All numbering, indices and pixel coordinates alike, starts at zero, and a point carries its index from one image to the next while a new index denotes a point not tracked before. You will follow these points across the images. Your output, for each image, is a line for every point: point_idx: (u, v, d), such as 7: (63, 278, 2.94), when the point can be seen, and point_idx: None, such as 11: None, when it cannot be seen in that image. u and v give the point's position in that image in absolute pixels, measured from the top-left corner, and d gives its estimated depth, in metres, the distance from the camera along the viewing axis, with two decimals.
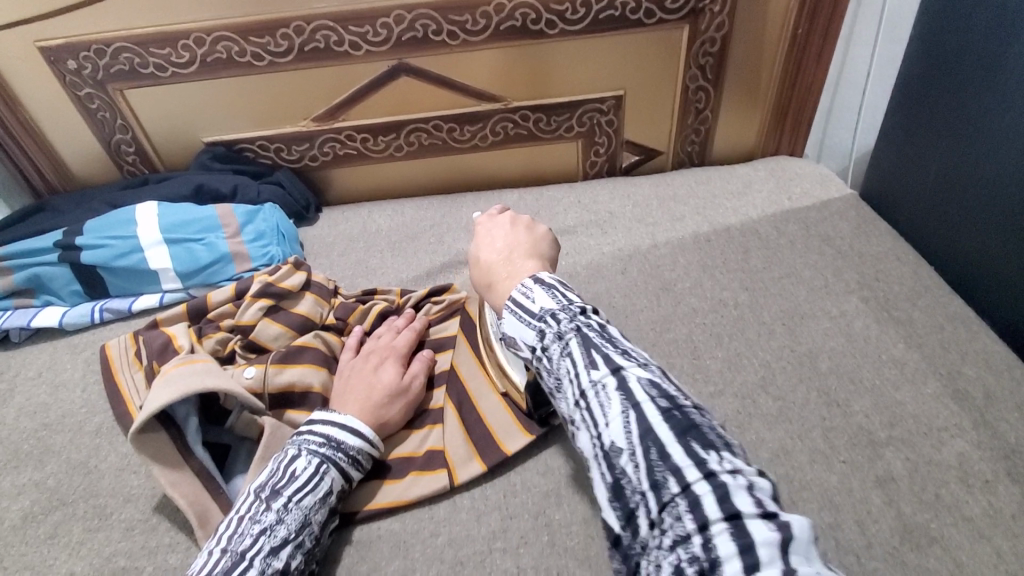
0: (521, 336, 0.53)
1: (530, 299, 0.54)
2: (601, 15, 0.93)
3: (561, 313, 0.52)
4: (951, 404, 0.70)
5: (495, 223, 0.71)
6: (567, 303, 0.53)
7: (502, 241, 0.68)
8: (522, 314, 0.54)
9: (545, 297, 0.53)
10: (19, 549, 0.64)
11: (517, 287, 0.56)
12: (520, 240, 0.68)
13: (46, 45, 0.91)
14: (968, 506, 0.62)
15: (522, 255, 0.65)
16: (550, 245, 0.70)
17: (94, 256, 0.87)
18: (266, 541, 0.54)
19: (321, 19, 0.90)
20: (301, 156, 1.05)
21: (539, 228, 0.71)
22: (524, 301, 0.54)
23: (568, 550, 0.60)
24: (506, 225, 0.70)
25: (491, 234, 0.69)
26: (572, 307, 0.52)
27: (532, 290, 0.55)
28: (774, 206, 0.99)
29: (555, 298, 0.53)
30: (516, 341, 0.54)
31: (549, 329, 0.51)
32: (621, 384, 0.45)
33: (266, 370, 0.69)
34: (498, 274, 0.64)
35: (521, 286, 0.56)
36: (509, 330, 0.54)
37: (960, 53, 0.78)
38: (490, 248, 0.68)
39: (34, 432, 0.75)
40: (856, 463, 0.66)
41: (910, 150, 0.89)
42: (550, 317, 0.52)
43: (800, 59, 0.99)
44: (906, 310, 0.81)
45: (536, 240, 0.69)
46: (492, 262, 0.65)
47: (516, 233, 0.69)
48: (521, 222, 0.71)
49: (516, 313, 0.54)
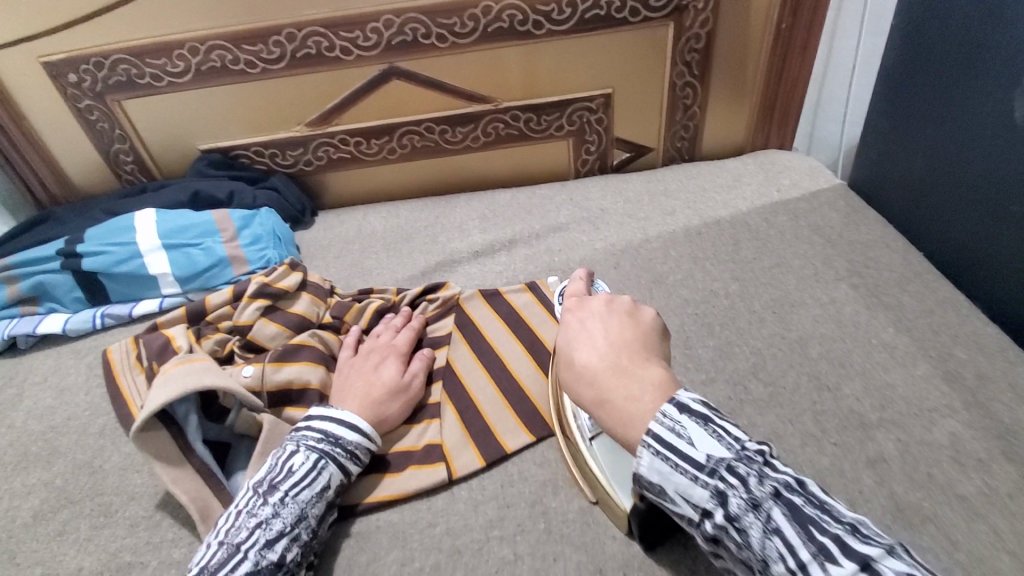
0: (687, 494, 0.47)
1: (687, 441, 0.47)
2: (587, 15, 0.95)
3: (739, 466, 0.45)
4: (941, 385, 0.71)
5: (589, 314, 0.60)
6: (739, 447, 0.47)
7: (606, 338, 0.57)
8: (684, 464, 0.47)
9: (705, 438, 0.47)
10: (29, 547, 0.65)
11: (657, 421, 0.49)
12: (629, 336, 0.57)
13: (46, 59, 0.93)
14: (961, 485, 0.63)
15: (640, 362, 0.54)
16: (660, 337, 0.59)
17: (94, 263, 0.88)
18: (262, 534, 0.55)
19: (313, 25, 0.92)
20: (296, 161, 1.07)
21: (643, 314, 0.60)
22: (677, 443, 0.47)
23: (564, 537, 0.61)
24: (605, 313, 0.59)
25: (587, 329, 0.59)
26: (749, 455, 0.46)
27: (682, 424, 0.48)
28: (764, 198, 1.00)
29: (723, 444, 0.47)
30: (675, 499, 0.47)
31: (735, 493, 0.45)
32: None
33: (264, 369, 0.70)
34: (617, 394, 0.52)
35: (661, 417, 0.49)
36: (665, 482, 0.47)
37: (940, 42, 0.80)
38: (593, 350, 0.56)
39: (40, 435, 0.77)
40: (849, 445, 0.67)
41: (896, 140, 0.90)
42: (726, 472, 0.45)
43: (786, 53, 1.01)
44: (895, 296, 0.82)
45: (646, 334, 0.58)
46: (602, 365, 0.54)
47: (620, 326, 0.58)
48: (621, 307, 0.60)
49: (671, 459, 0.47)
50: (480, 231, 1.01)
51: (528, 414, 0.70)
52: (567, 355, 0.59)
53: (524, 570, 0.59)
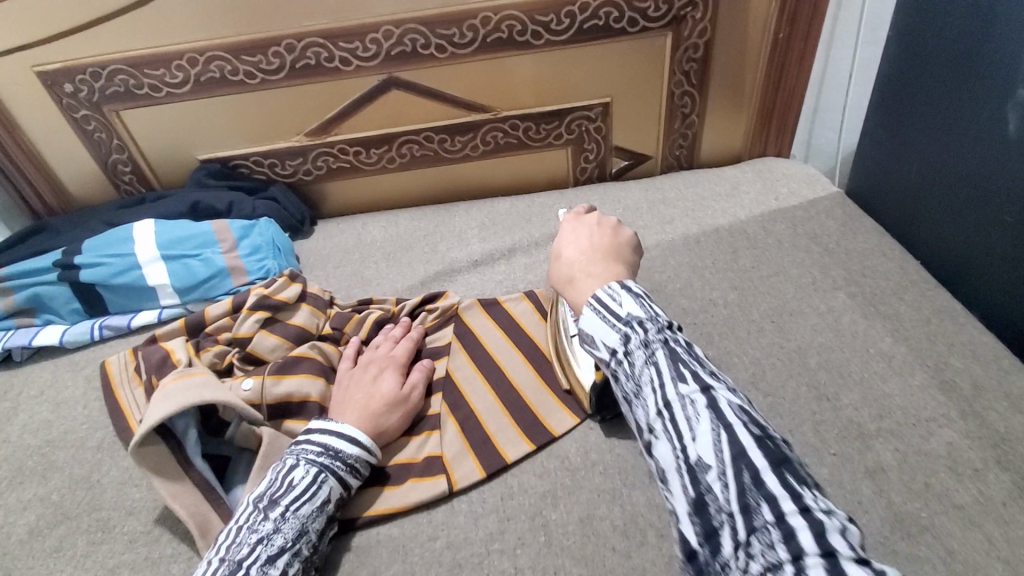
0: (603, 337, 0.57)
1: (617, 302, 0.57)
2: (585, 26, 0.95)
3: (649, 322, 0.55)
4: (938, 395, 0.71)
5: (582, 223, 0.72)
6: (655, 313, 0.56)
7: (588, 240, 0.69)
8: (608, 315, 0.57)
9: (631, 303, 0.57)
10: (26, 562, 0.65)
11: (603, 290, 0.59)
12: (605, 242, 0.69)
13: (43, 69, 0.93)
14: (958, 495, 0.63)
15: (606, 259, 0.66)
16: (634, 250, 0.71)
17: (92, 275, 0.88)
18: (263, 550, 0.55)
19: (312, 36, 0.92)
20: (295, 170, 1.07)
21: (625, 231, 0.71)
22: (610, 304, 0.58)
23: (564, 549, 0.61)
24: (594, 225, 0.72)
25: (575, 233, 0.71)
26: (659, 318, 0.55)
27: (621, 295, 0.58)
28: (761, 206, 1.01)
29: (642, 307, 0.56)
30: (597, 343, 0.58)
31: (637, 337, 0.55)
32: (711, 404, 0.48)
33: (264, 381, 0.70)
34: (581, 275, 0.65)
35: (606, 288, 0.59)
36: (593, 331, 0.58)
37: (935, 53, 0.80)
38: (574, 248, 0.69)
39: (37, 449, 0.76)
40: (847, 455, 0.67)
41: (892, 149, 0.91)
42: (637, 325, 0.55)
43: (783, 62, 1.01)
44: (894, 305, 0.82)
45: (620, 243, 0.70)
46: (577, 257, 0.67)
47: (601, 234, 0.70)
48: (608, 224, 0.72)
49: (601, 313, 0.58)
50: (479, 240, 1.01)
51: (529, 426, 0.70)
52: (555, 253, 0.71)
53: None
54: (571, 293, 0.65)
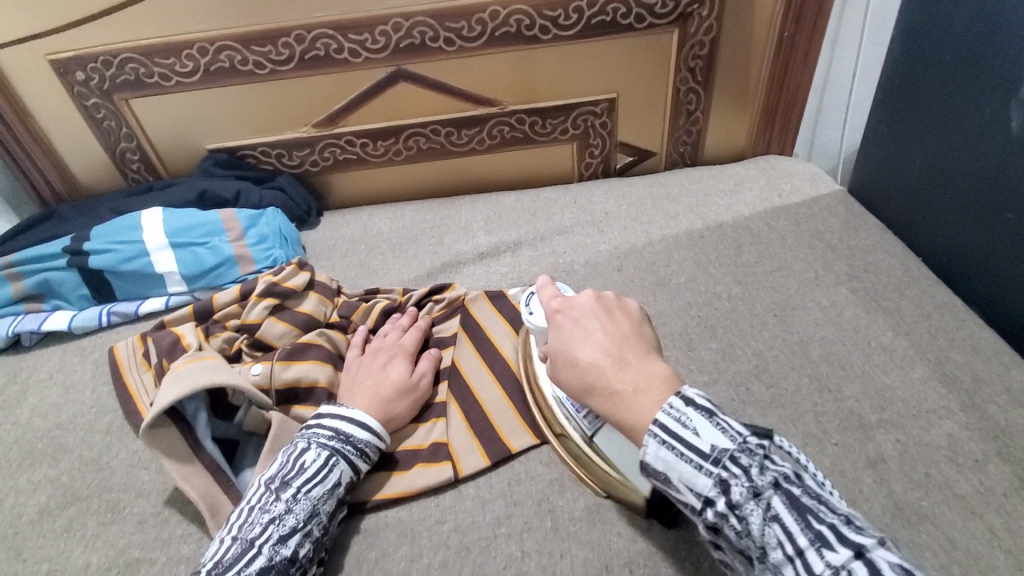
0: (691, 481, 0.48)
1: (692, 431, 0.49)
2: (593, 21, 0.96)
3: (741, 456, 0.48)
4: (938, 388, 0.73)
5: (580, 311, 0.60)
6: (740, 437, 0.49)
7: (605, 333, 0.57)
8: (687, 449, 0.49)
9: (711, 429, 0.49)
10: (36, 543, 0.65)
11: (664, 409, 0.50)
12: (623, 331, 0.58)
13: (55, 57, 0.94)
14: (958, 484, 0.64)
15: (638, 355, 0.56)
16: (647, 326, 0.61)
17: (100, 261, 0.89)
18: (275, 530, 0.56)
19: (322, 28, 0.93)
20: (302, 161, 1.08)
21: (631, 306, 0.61)
22: (685, 434, 0.49)
23: (571, 534, 0.62)
24: (596, 310, 0.60)
25: (583, 325, 0.59)
26: (751, 445, 0.48)
27: (689, 416, 0.50)
28: (765, 203, 1.02)
29: (726, 435, 0.49)
30: (681, 489, 0.49)
31: (738, 483, 0.47)
32: (870, 568, 0.41)
33: (273, 367, 0.71)
34: (625, 386, 0.53)
35: (668, 408, 0.50)
36: (669, 470, 0.49)
37: (940, 52, 0.81)
38: (592, 346, 0.56)
39: (46, 432, 0.77)
40: (849, 445, 0.68)
41: (894, 147, 0.92)
42: (731, 463, 0.48)
43: (787, 61, 1.02)
44: (894, 300, 0.83)
45: (637, 327, 0.59)
46: (605, 361, 0.55)
47: (614, 321, 0.59)
48: (610, 303, 0.61)
49: (677, 447, 0.49)
50: (485, 233, 1.02)
51: (534, 414, 0.71)
52: (562, 352, 0.58)
53: (531, 567, 0.60)
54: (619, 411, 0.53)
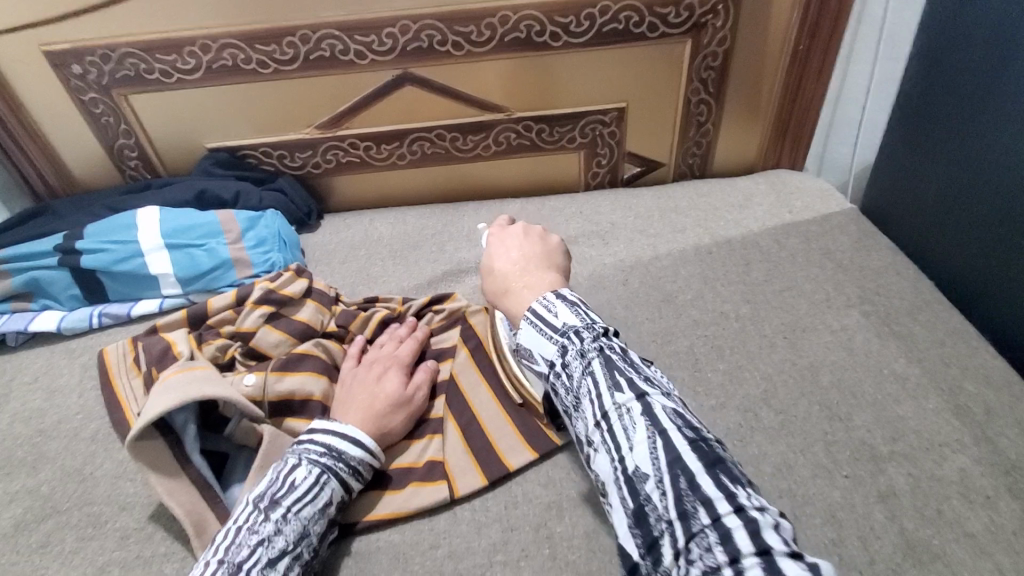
0: (542, 351, 0.55)
1: (552, 313, 0.56)
2: (604, 29, 0.94)
3: (584, 331, 0.54)
4: (952, 420, 0.70)
5: (509, 235, 0.71)
6: (591, 322, 0.55)
7: (519, 251, 0.68)
8: (544, 327, 0.56)
9: (567, 313, 0.56)
10: (11, 557, 0.63)
11: (538, 302, 0.58)
12: (534, 250, 0.68)
13: (51, 49, 0.91)
14: (970, 522, 0.62)
15: (538, 268, 0.66)
16: (564, 257, 0.71)
17: (93, 261, 0.86)
18: (264, 552, 0.53)
19: (328, 28, 0.91)
20: (304, 163, 1.05)
21: (552, 238, 0.71)
22: (546, 316, 0.56)
23: (569, 563, 0.59)
24: (521, 235, 0.70)
25: (503, 245, 0.69)
26: (596, 327, 0.54)
27: (555, 305, 0.57)
28: (775, 219, 0.99)
29: (579, 317, 0.55)
30: (536, 357, 0.56)
31: (572, 347, 0.53)
32: (645, 409, 0.47)
33: (267, 378, 0.69)
34: (517, 287, 0.64)
35: (542, 300, 0.58)
36: (531, 343, 0.57)
37: (960, 72, 0.79)
38: (505, 259, 0.68)
39: (28, 439, 0.75)
40: (859, 478, 0.66)
41: (909, 166, 0.90)
42: (573, 334, 0.54)
43: (801, 75, 1.00)
44: (907, 325, 0.81)
45: (551, 250, 0.69)
46: (510, 269, 0.66)
47: (530, 245, 0.69)
48: (535, 233, 0.71)
49: (537, 325, 0.56)
50: None
51: (532, 433, 0.69)
52: (486, 267, 0.69)
53: None
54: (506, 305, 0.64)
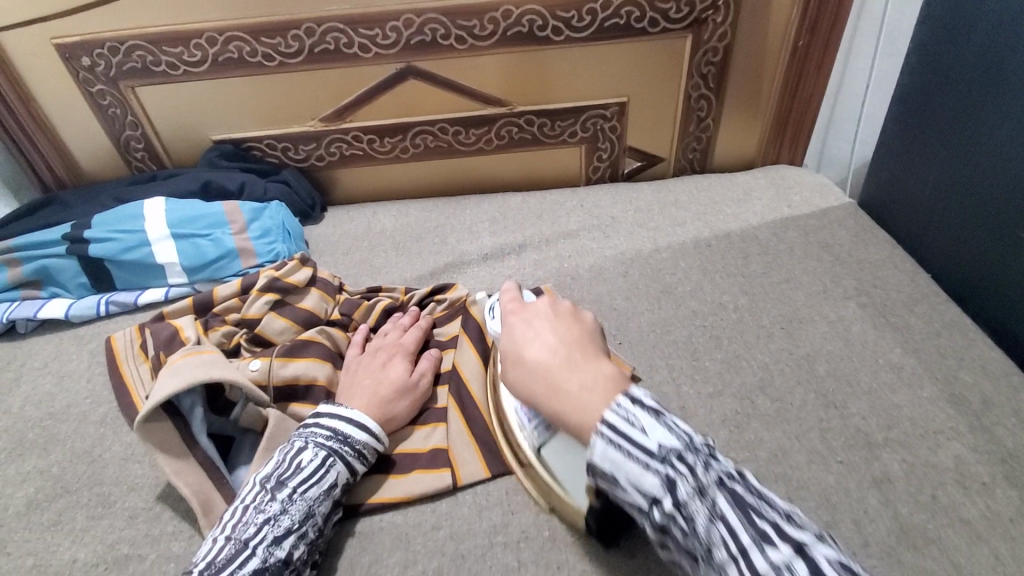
0: (639, 482, 0.45)
1: (640, 430, 0.46)
2: (606, 24, 0.95)
3: (689, 455, 0.46)
4: (946, 408, 0.71)
5: (534, 316, 0.59)
6: (689, 440, 0.47)
7: (555, 335, 0.56)
8: (635, 450, 0.46)
9: (658, 428, 0.46)
10: (22, 535, 0.64)
11: (612, 410, 0.48)
12: (574, 333, 0.56)
13: (60, 41, 0.93)
14: (964, 507, 0.63)
15: (586, 358, 0.54)
16: (600, 338, 0.59)
17: (101, 249, 0.88)
18: (270, 530, 0.55)
19: (333, 21, 0.92)
20: (308, 156, 1.07)
21: (585, 315, 0.60)
22: (632, 433, 0.46)
23: (569, 545, 0.61)
24: (549, 314, 0.58)
25: (531, 328, 0.58)
26: (699, 448, 0.47)
27: (637, 416, 0.47)
28: (774, 213, 1.00)
29: (674, 434, 0.47)
30: (627, 489, 0.46)
31: (685, 481, 0.44)
32: (812, 567, 0.40)
33: (271, 363, 0.70)
34: (571, 386, 0.51)
35: (616, 407, 0.48)
36: (616, 472, 0.46)
37: (958, 66, 0.80)
38: (540, 346, 0.55)
39: (38, 422, 0.76)
40: (854, 464, 0.67)
41: (907, 161, 0.91)
42: (678, 461, 0.45)
43: (801, 71, 1.01)
44: (903, 316, 0.82)
45: (588, 331, 0.58)
46: (553, 361, 0.54)
47: (566, 325, 0.57)
48: (563, 309, 0.59)
49: (623, 447, 0.46)
50: (490, 234, 1.01)
51: None
52: (512, 355, 0.57)
53: None
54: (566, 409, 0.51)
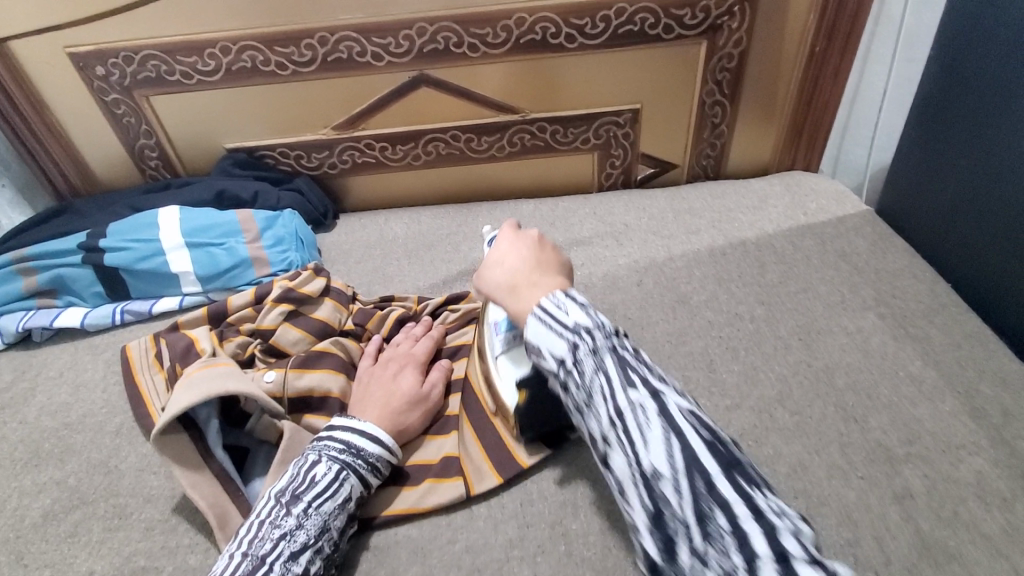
0: (551, 347, 0.56)
1: (563, 311, 0.57)
2: (620, 30, 0.94)
3: (595, 330, 0.55)
4: (970, 422, 0.70)
5: (520, 241, 0.69)
6: (600, 322, 0.56)
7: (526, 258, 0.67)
8: (554, 324, 0.56)
9: (576, 310, 0.57)
10: (39, 547, 0.65)
11: (547, 299, 0.59)
12: (541, 258, 0.67)
13: (75, 51, 0.93)
14: (988, 524, 0.62)
15: (542, 271, 0.65)
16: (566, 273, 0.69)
17: (117, 259, 0.88)
18: (286, 546, 0.54)
19: (346, 30, 0.92)
20: (320, 163, 1.07)
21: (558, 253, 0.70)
22: (555, 311, 0.57)
23: (587, 560, 0.60)
24: (529, 243, 0.69)
25: (510, 248, 0.69)
26: (605, 327, 0.56)
27: (565, 303, 0.57)
28: (789, 221, 0.99)
29: (590, 316, 0.56)
30: (542, 353, 0.57)
31: (585, 345, 0.54)
32: (663, 410, 0.50)
33: (286, 375, 0.70)
34: (526, 288, 0.63)
35: (550, 298, 0.59)
36: (538, 340, 0.57)
37: (978, 72, 0.79)
38: (512, 260, 0.67)
39: (54, 431, 0.76)
40: (874, 479, 0.66)
41: (926, 168, 0.90)
42: (584, 332, 0.55)
43: (817, 77, 1.00)
44: (924, 328, 0.81)
45: (557, 263, 0.68)
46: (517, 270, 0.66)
47: (542, 250, 0.69)
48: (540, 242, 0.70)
49: (547, 322, 0.57)
50: None
51: None
52: (490, 267, 0.69)
53: None
54: (514, 303, 0.63)
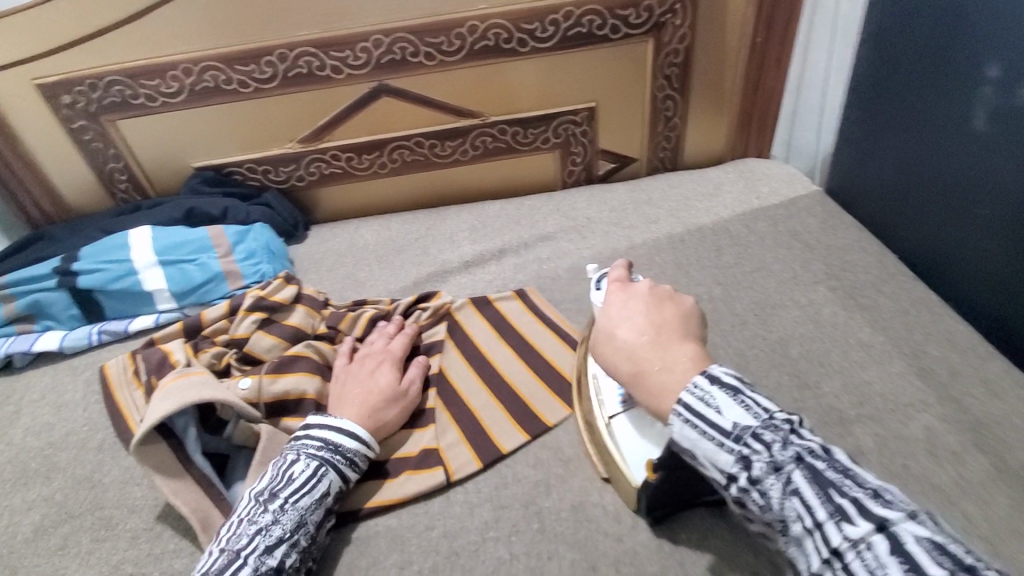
0: (713, 459, 0.45)
1: (714, 409, 0.46)
2: (570, 33, 0.98)
3: (765, 431, 0.44)
4: (916, 381, 0.74)
5: (631, 296, 0.60)
6: (764, 414, 0.45)
7: (648, 318, 0.56)
8: (705, 426, 0.46)
9: (733, 407, 0.45)
10: (30, 561, 0.66)
11: (688, 391, 0.48)
12: (664, 317, 0.56)
13: (42, 81, 0.95)
14: (936, 475, 0.66)
15: (672, 336, 0.54)
16: (699, 324, 0.57)
17: (90, 281, 0.90)
18: (262, 540, 0.57)
19: (304, 46, 0.95)
20: (288, 177, 1.09)
21: (683, 300, 0.59)
22: (708, 413, 0.46)
23: (559, 536, 0.63)
24: (646, 297, 0.59)
25: (626, 310, 0.58)
26: (773, 421, 0.45)
27: (714, 397, 0.46)
28: (744, 206, 1.04)
29: (751, 412, 0.45)
30: (704, 465, 0.46)
31: (759, 458, 0.44)
32: (894, 544, 0.37)
33: (261, 380, 0.72)
34: (653, 365, 0.52)
35: (692, 387, 0.48)
36: (693, 447, 0.46)
37: (902, 56, 0.84)
38: (629, 326, 0.56)
39: (39, 451, 0.77)
40: (829, 440, 0.70)
41: (865, 149, 0.95)
42: (752, 439, 0.44)
43: (762, 65, 1.05)
44: (872, 297, 0.85)
45: (683, 317, 0.56)
46: (638, 341, 0.54)
47: (660, 308, 0.57)
48: (663, 294, 0.59)
49: (697, 424, 0.46)
50: (470, 242, 1.04)
51: (521, 416, 0.73)
52: (604, 333, 0.58)
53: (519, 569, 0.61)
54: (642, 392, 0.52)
